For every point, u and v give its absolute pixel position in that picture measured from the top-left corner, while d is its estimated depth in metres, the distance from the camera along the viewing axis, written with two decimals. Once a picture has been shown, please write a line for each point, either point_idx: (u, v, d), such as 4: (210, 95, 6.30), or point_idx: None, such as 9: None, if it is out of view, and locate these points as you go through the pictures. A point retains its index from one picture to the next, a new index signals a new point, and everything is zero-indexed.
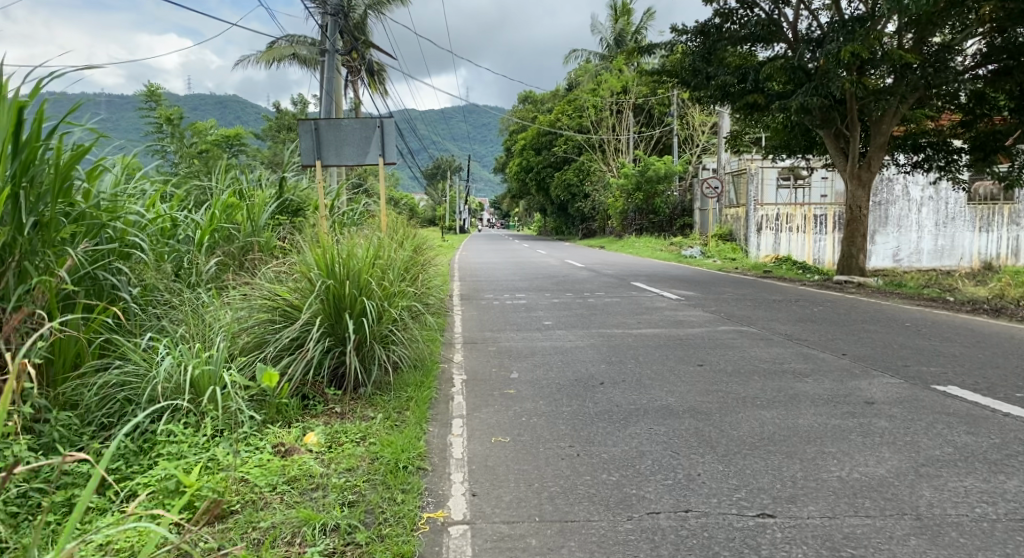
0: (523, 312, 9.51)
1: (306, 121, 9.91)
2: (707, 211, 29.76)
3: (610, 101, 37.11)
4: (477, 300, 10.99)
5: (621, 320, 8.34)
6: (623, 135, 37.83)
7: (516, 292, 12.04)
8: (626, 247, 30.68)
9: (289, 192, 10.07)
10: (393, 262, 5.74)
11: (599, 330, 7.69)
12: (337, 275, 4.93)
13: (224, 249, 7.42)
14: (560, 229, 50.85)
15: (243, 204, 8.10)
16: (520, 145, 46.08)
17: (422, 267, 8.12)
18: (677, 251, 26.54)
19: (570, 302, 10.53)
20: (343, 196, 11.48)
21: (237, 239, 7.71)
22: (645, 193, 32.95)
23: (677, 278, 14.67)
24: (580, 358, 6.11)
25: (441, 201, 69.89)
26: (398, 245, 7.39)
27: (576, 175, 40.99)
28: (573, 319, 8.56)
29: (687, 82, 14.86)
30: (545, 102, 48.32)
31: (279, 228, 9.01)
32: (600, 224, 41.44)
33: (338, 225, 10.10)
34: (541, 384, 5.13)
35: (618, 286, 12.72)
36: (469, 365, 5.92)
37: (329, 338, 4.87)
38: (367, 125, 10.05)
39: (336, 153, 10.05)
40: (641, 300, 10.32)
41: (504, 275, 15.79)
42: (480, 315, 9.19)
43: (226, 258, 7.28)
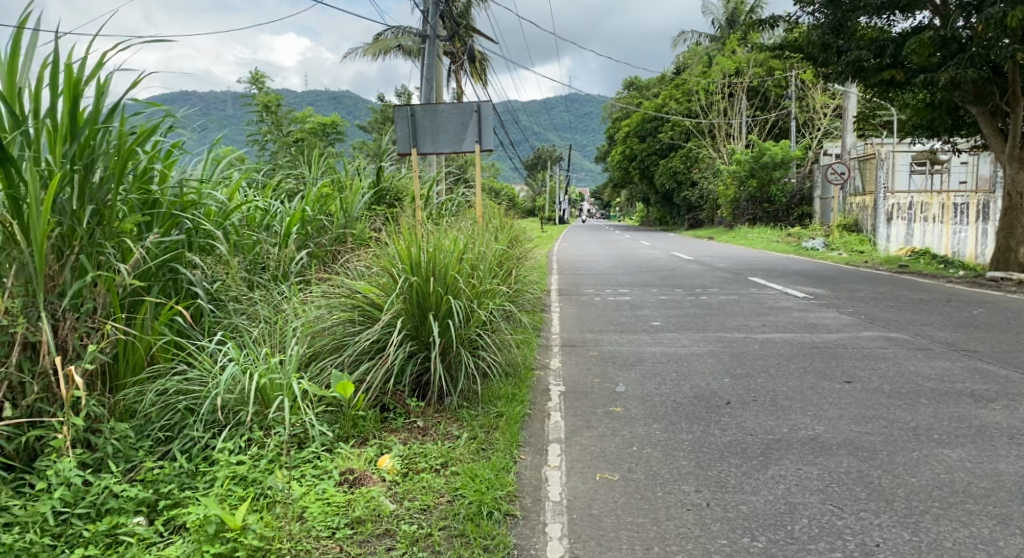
0: (629, 310, 8.70)
1: (401, 107, 9.54)
2: (829, 199, 27.67)
3: (721, 85, 35.25)
4: (578, 295, 10.30)
5: (741, 322, 7.39)
6: (735, 120, 35.85)
7: (620, 287, 11.24)
8: (737, 237, 29.00)
9: (386, 182, 9.87)
10: (484, 256, 5.15)
11: (718, 333, 6.81)
12: (422, 271, 4.38)
13: (315, 240, 7.12)
14: (665, 219, 49.22)
15: (337, 193, 7.78)
16: (625, 133, 44.79)
17: (518, 260, 7.52)
18: (795, 242, 24.74)
19: (680, 299, 9.62)
20: (439, 187, 11.07)
21: (330, 231, 7.40)
22: (759, 180, 31.02)
23: (800, 273, 13.37)
24: (698, 369, 5.30)
25: (543, 191, 69.41)
26: (492, 238, 6.82)
27: (683, 163, 39.39)
28: (686, 320, 7.69)
29: (814, 58, 13.41)
30: (652, 88, 46.74)
31: (375, 218, 8.66)
32: (709, 214, 39.58)
33: (433, 216, 9.69)
34: (655, 402, 4.38)
35: (733, 281, 11.66)
36: (568, 374, 5.24)
37: (411, 341, 4.33)
38: (464, 110, 9.54)
39: (431, 140, 9.60)
40: (761, 299, 9.28)
41: (606, 267, 15.00)
42: (582, 313, 8.47)
43: (315, 249, 6.96)
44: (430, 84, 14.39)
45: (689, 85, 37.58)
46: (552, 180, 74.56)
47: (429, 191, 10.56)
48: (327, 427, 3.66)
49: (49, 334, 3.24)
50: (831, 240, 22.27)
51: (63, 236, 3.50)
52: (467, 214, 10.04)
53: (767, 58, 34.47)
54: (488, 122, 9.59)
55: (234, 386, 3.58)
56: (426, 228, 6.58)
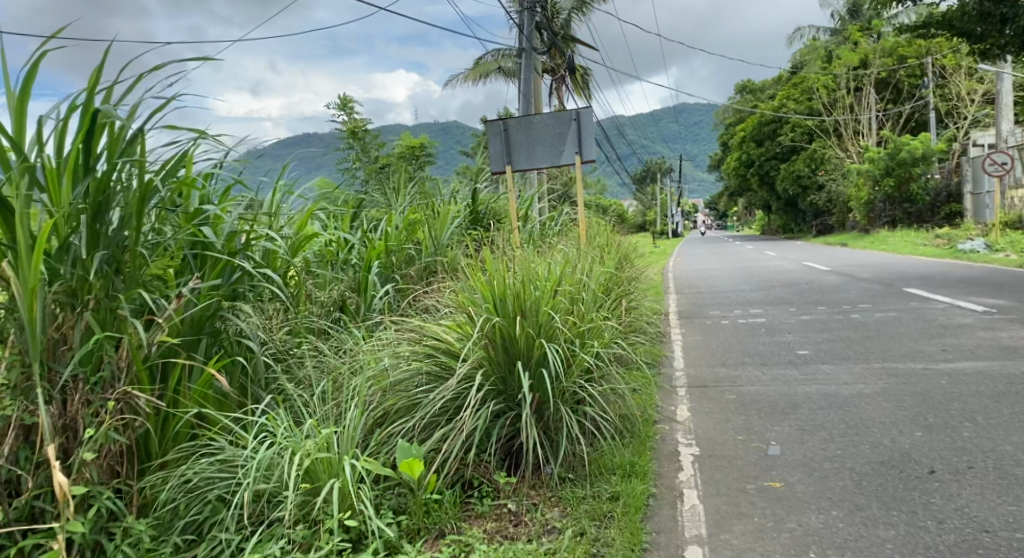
0: (767, 336, 7.45)
1: (494, 122, 8.86)
2: (984, 195, 24.75)
3: (846, 78, 32.69)
4: (701, 318, 9.16)
5: (914, 348, 6.01)
6: (863, 115, 33.09)
7: (750, 306, 9.92)
8: (876, 243, 26.39)
9: (482, 206, 9.33)
10: (586, 286, 4.25)
11: (888, 363, 5.49)
12: (506, 311, 3.56)
13: (402, 273, 6.51)
14: (788, 228, 46.23)
15: (427, 219, 7.17)
16: (740, 139, 42.57)
17: (628, 283, 6.58)
18: (948, 244, 22.10)
19: (826, 320, 8.22)
20: (538, 206, 10.30)
21: (418, 261, 6.79)
22: (897, 178, 28.28)
23: (966, 280, 11.49)
24: (876, 417, 4.08)
25: (654, 205, 67.50)
26: (593, 259, 5.96)
27: (807, 165, 36.83)
28: (840, 347, 6.39)
29: (971, 31, 11.67)
30: (766, 90, 44.33)
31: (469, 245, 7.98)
32: (839, 218, 36.61)
33: (533, 242, 8.90)
34: (827, 471, 3.27)
35: (886, 294, 10.06)
36: (700, 428, 4.18)
37: (498, 399, 3.48)
38: (561, 120, 8.74)
39: (527, 153, 8.86)
40: (929, 316, 7.73)
41: (730, 284, 13.60)
42: (711, 342, 7.31)
43: (402, 283, 6.33)
44: (529, 100, 13.68)
45: (809, 82, 35.10)
46: (664, 194, 72.40)
47: (528, 212, 9.77)
48: (389, 521, 2.85)
49: (48, 417, 2.60)
50: (993, 239, 19.59)
51: (72, 291, 2.85)
52: (571, 235, 9.18)
53: (897, 46, 31.67)
54: (589, 130, 8.71)
55: (274, 470, 2.85)
56: (522, 255, 5.80)
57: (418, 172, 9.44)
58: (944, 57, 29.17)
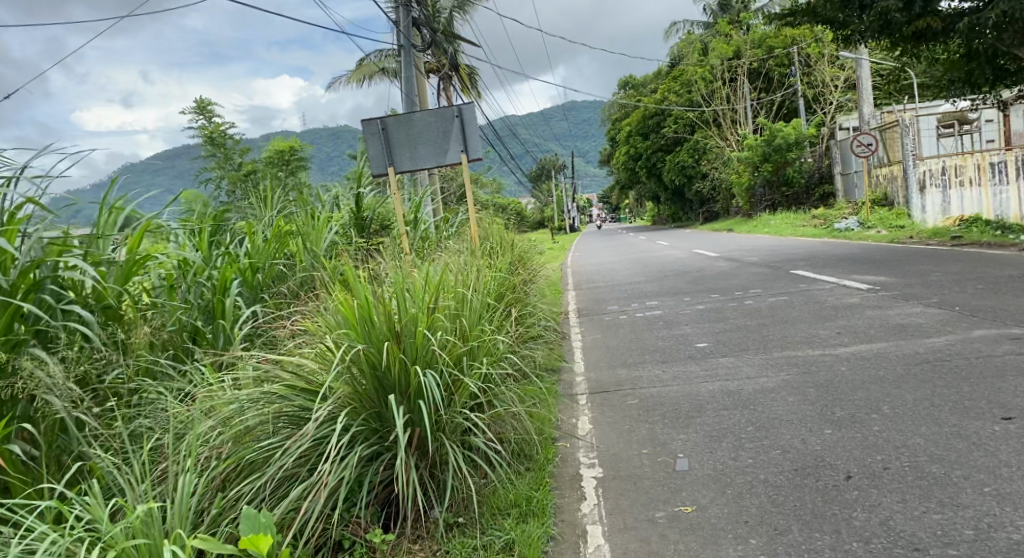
0: (665, 329, 7.27)
1: (371, 120, 8.25)
2: (852, 175, 26.24)
3: (721, 69, 33.96)
4: (599, 315, 8.94)
5: (810, 333, 5.94)
6: (739, 105, 34.51)
7: (647, 299, 9.81)
8: (759, 226, 27.47)
9: (368, 211, 8.76)
10: (472, 299, 3.82)
11: (787, 352, 5.36)
12: (374, 337, 3.09)
13: (275, 291, 5.88)
14: (677, 216, 47.75)
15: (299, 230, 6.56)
16: (626, 132, 43.52)
17: (521, 286, 6.22)
18: (824, 224, 23.22)
19: (721, 308, 8.17)
20: (426, 209, 9.81)
21: (291, 277, 6.17)
22: (774, 164, 29.64)
23: (846, 258, 11.89)
24: (783, 414, 3.85)
25: (549, 201, 68.26)
26: (483, 264, 5.57)
27: (691, 155, 38.10)
28: (738, 337, 6.25)
29: (835, 18, 12.09)
30: (648, 83, 45.59)
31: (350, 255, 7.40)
32: (723, 205, 38.05)
33: (422, 250, 8.41)
34: (740, 488, 2.97)
35: (775, 278, 10.21)
36: (603, 442, 3.83)
37: (369, 441, 3.00)
38: (443, 116, 8.29)
39: (410, 155, 8.29)
40: (818, 298, 7.80)
41: (626, 276, 13.57)
42: (611, 340, 7.05)
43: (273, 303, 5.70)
44: (412, 97, 13.11)
45: (687, 74, 36.23)
46: (558, 190, 73.38)
47: (417, 216, 9.25)
48: None
49: None
50: (864, 217, 20.72)
51: None
52: (462, 237, 8.75)
53: (765, 37, 33.19)
54: (472, 126, 8.31)
55: None
56: (404, 266, 5.33)
57: (293, 178, 8.74)
58: (808, 47, 30.79)
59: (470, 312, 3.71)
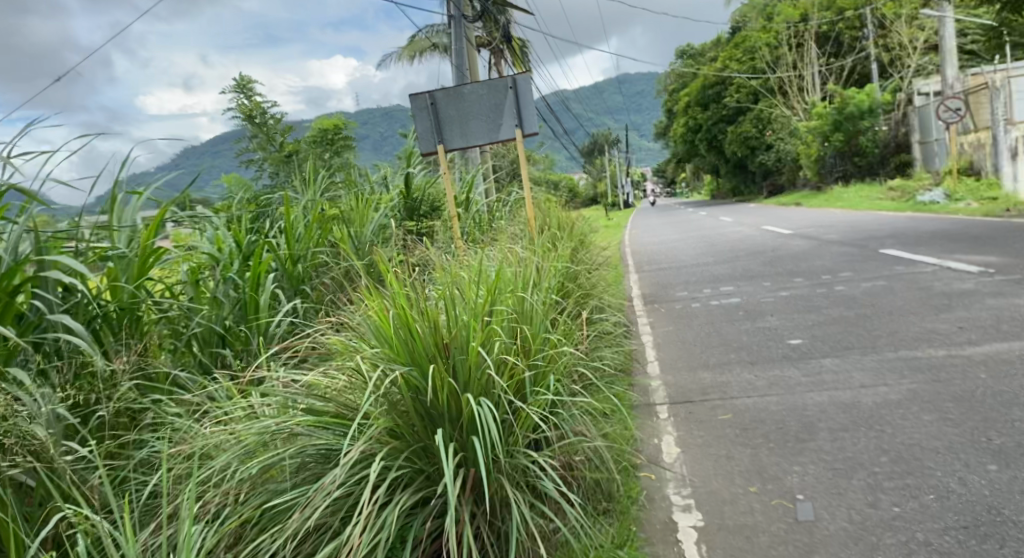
0: (747, 321, 6.51)
1: (419, 95, 7.66)
2: (933, 143, 24.54)
3: (787, 35, 32.25)
4: (668, 302, 8.23)
5: (924, 328, 5.10)
6: (807, 72, 32.78)
7: (720, 284, 9.01)
8: (830, 200, 26.04)
9: (417, 194, 8.26)
10: (533, 307, 3.21)
11: (903, 352, 4.56)
12: (416, 356, 2.50)
13: (318, 285, 5.41)
14: (739, 190, 45.98)
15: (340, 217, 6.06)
16: (685, 103, 42.01)
17: (585, 275, 5.59)
18: (904, 197, 21.74)
19: (807, 295, 7.34)
20: (479, 190, 9.23)
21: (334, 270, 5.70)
22: (845, 132, 28.06)
23: (942, 234, 10.82)
24: (922, 440, 3.11)
25: (604, 177, 66.94)
26: (539, 253, 4.98)
27: (755, 127, 36.45)
28: (838, 333, 5.44)
29: None
30: (708, 53, 43.94)
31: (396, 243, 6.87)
32: (789, 178, 36.34)
33: (475, 237, 7.85)
34: (893, 555, 2.28)
35: (863, 259, 9.27)
36: (698, 472, 3.19)
37: (414, 485, 2.41)
38: (495, 88, 7.62)
39: (461, 131, 7.69)
40: (922, 283, 6.88)
41: (692, 257, 12.72)
42: (687, 334, 6.33)
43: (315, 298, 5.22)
44: (464, 71, 12.46)
45: (751, 41, 34.52)
46: (614, 166, 71.97)
47: (469, 197, 8.69)
48: None
49: None
50: (950, 188, 19.20)
51: None
52: (517, 219, 8.14)
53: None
54: (527, 99, 7.60)
55: None
56: (457, 259, 4.79)
57: (338, 157, 8.26)
58: (884, 6, 28.82)
59: (531, 319, 3.11)
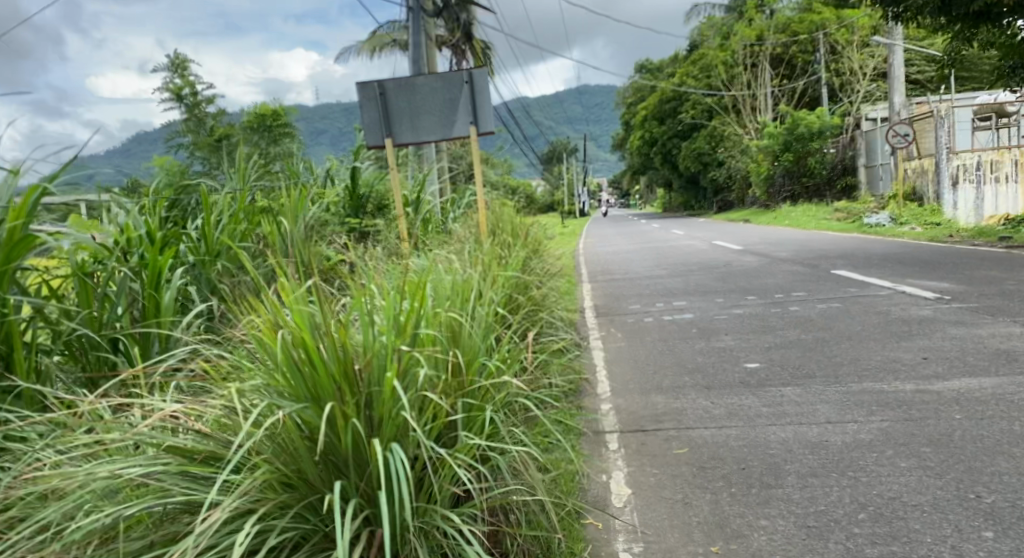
0: (702, 340, 6.16)
1: (366, 83, 7.07)
2: (878, 168, 25.10)
3: (742, 54, 32.70)
4: (619, 315, 7.87)
5: (888, 357, 4.81)
6: (760, 91, 33.29)
7: (673, 298, 8.70)
8: (778, 218, 26.36)
9: (362, 189, 7.72)
10: (471, 327, 2.75)
11: (870, 384, 4.24)
12: (317, 385, 2.02)
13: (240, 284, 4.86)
14: (689, 205, 46.43)
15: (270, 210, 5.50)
16: (641, 115, 42.26)
17: (536, 287, 5.15)
18: (849, 219, 22.09)
19: (762, 315, 7.06)
20: (427, 188, 8.74)
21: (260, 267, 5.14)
22: (795, 152, 28.51)
23: (892, 258, 10.79)
24: (903, 494, 2.74)
25: (557, 185, 66.99)
26: (485, 258, 4.55)
27: (707, 142, 36.82)
28: (798, 358, 5.12)
29: None
30: (665, 67, 44.35)
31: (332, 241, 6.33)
32: (739, 194, 36.82)
33: (421, 239, 7.35)
34: None
35: (816, 279, 9.10)
36: (652, 523, 2.75)
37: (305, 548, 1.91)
38: (451, 82, 7.08)
39: (411, 125, 7.15)
40: (879, 308, 6.67)
41: (643, 269, 12.45)
42: (639, 351, 5.94)
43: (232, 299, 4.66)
44: (417, 65, 11.92)
45: (707, 57, 34.91)
46: (567, 174, 72.15)
47: (419, 195, 8.17)
48: None
49: None
50: (895, 212, 19.53)
51: None
52: (468, 222, 7.68)
53: (790, 21, 31.93)
54: (484, 96, 7.08)
55: None
56: (394, 264, 4.29)
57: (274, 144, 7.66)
58: (836, 31, 29.44)
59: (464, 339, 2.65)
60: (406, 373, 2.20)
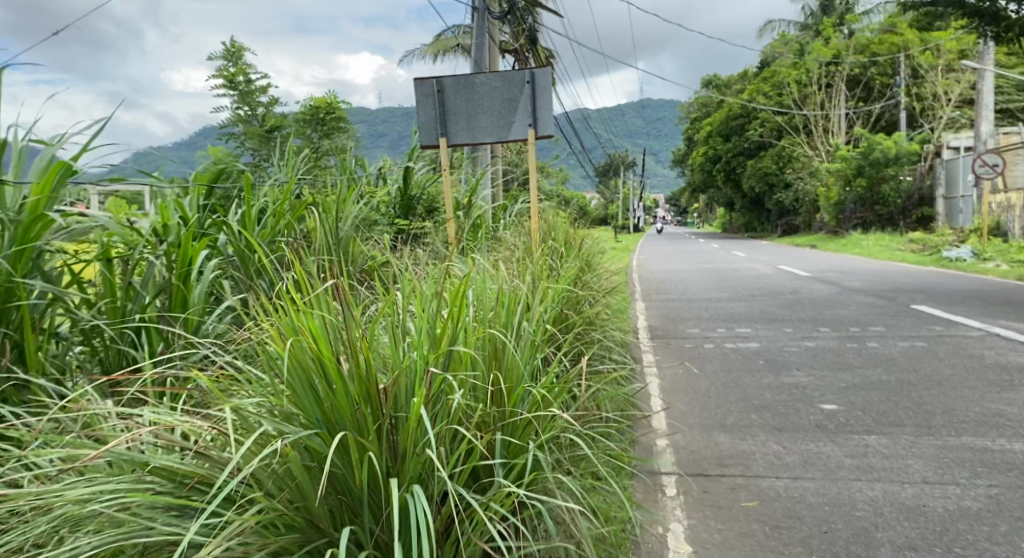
0: (769, 373, 5.67)
1: (425, 80, 6.84)
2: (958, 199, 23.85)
3: (818, 74, 31.69)
4: (679, 339, 7.41)
5: (988, 409, 4.27)
6: (834, 113, 32.15)
7: (736, 324, 8.19)
8: (847, 245, 25.27)
9: (416, 191, 7.51)
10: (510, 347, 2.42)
11: (969, 438, 3.74)
12: (330, 404, 1.72)
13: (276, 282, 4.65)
14: (752, 227, 45.19)
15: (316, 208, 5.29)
16: (707, 133, 41.36)
17: (590, 303, 4.79)
18: (924, 251, 20.98)
19: (836, 349, 6.51)
20: (482, 193, 8.47)
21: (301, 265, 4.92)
22: (868, 178, 27.33)
23: (977, 295, 10.03)
24: None
25: (616, 199, 66.29)
26: (533, 268, 4.23)
27: (775, 163, 35.71)
28: (880, 402, 4.62)
29: None
30: (734, 85, 43.41)
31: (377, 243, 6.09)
32: (805, 219, 35.58)
33: (472, 247, 7.08)
34: None
35: (894, 313, 8.48)
36: None
37: None
38: (511, 81, 6.80)
39: (468, 125, 6.90)
40: (970, 350, 6.06)
41: (703, 290, 11.92)
42: (700, 381, 5.50)
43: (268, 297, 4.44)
44: (482, 69, 11.71)
45: (779, 76, 33.89)
46: (627, 188, 71.32)
47: (473, 200, 7.92)
48: None
49: None
50: (978, 246, 18.40)
51: None
52: (523, 230, 7.40)
53: (870, 42, 30.75)
54: (544, 97, 6.77)
55: None
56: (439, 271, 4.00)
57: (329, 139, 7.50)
58: (920, 54, 28.16)
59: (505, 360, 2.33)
60: (435, 397, 1.89)
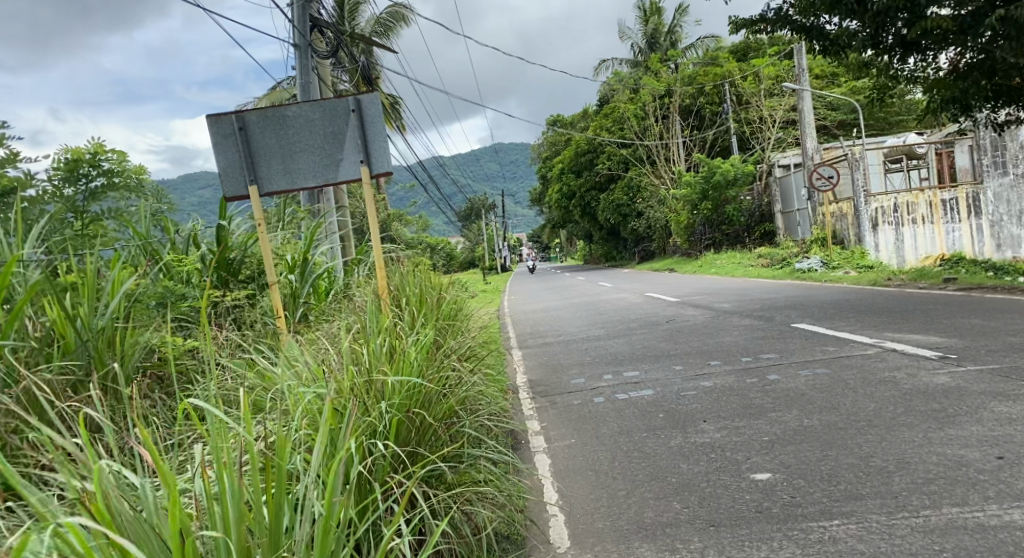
0: (677, 431, 4.71)
1: (221, 115, 5.43)
2: (795, 213, 25.09)
3: (653, 106, 32.89)
4: (561, 395, 6.36)
5: (947, 456, 3.50)
6: (673, 142, 33.35)
7: (621, 367, 7.25)
8: (703, 267, 25.76)
9: (231, 255, 6.09)
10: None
11: (951, 510, 2.91)
12: None
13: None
14: (610, 256, 46.07)
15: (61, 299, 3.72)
16: (557, 169, 41.85)
17: (454, 381, 3.64)
18: (775, 265, 21.63)
19: (738, 388, 5.69)
20: (319, 248, 7.11)
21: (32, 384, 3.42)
22: (712, 201, 28.19)
23: (847, 306, 9.84)
24: None
25: (476, 243, 65.71)
26: (374, 358, 3.07)
27: (625, 194, 36.47)
28: (818, 460, 3.74)
29: None
30: (577, 121, 44.44)
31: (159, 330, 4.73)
32: (659, 244, 36.52)
33: (305, 326, 5.82)
34: None
35: (778, 336, 7.93)
36: None
37: None
38: (332, 113, 5.58)
39: (282, 166, 5.59)
40: (879, 374, 5.44)
41: (578, 330, 11.05)
42: (598, 454, 4.40)
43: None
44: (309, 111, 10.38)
45: (618, 111, 34.84)
46: (487, 230, 71.27)
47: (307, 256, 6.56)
48: None
49: None
50: (825, 255, 18.99)
51: None
52: (368, 288, 6.15)
53: (697, 74, 32.31)
54: (377, 130, 5.63)
55: None
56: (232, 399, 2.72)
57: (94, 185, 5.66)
58: (742, 81, 29.81)
59: None
60: None
